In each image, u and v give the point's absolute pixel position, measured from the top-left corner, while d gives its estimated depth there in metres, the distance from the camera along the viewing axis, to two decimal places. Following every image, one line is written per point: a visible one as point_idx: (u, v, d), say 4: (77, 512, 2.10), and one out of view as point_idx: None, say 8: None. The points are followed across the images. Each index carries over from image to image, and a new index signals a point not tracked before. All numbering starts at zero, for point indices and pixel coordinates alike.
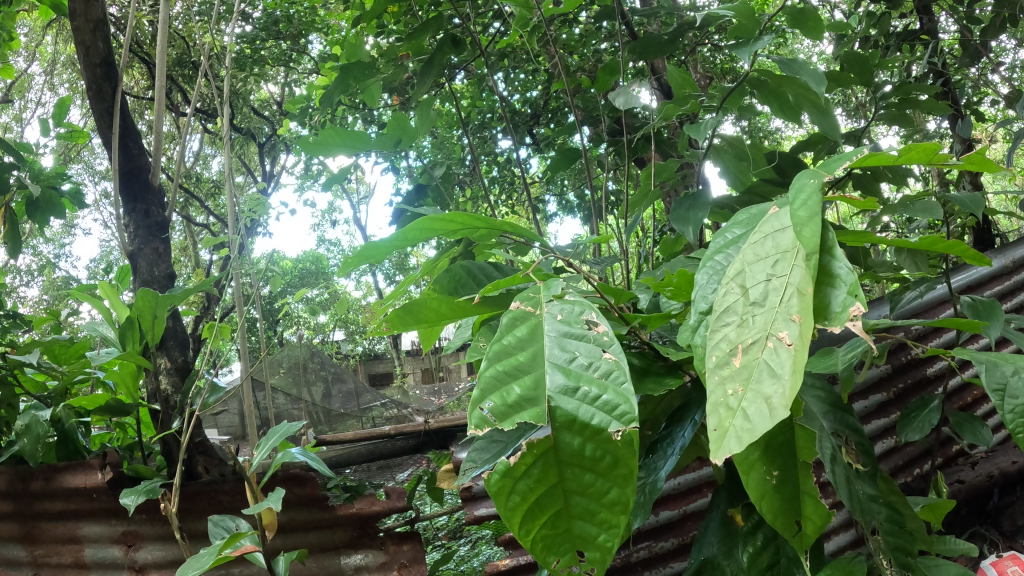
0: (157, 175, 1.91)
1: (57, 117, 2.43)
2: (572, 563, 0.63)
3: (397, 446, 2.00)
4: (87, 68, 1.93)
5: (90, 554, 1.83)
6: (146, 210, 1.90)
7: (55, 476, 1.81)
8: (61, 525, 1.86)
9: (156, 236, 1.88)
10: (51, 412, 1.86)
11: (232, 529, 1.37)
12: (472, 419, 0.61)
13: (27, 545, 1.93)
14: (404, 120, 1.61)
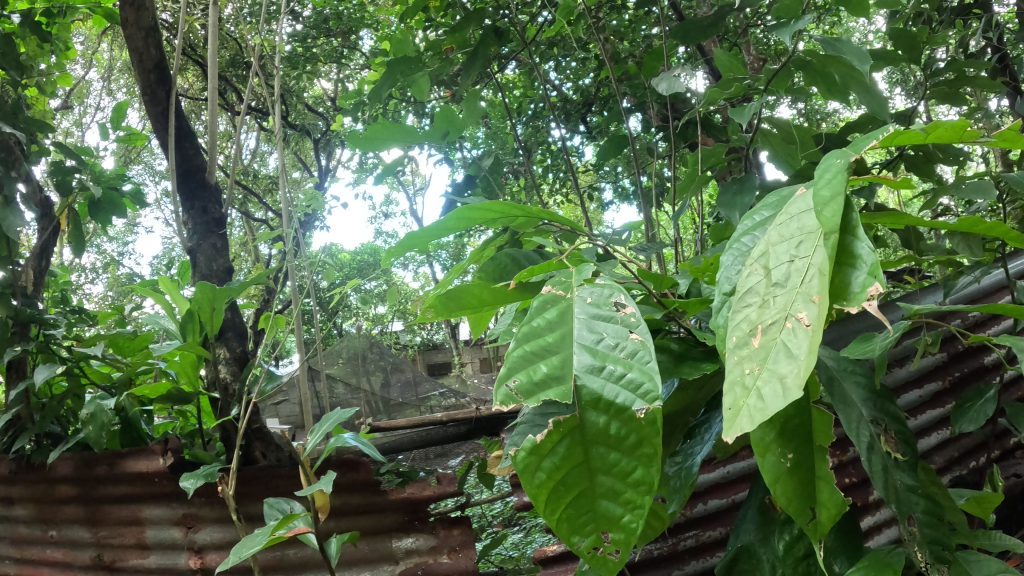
0: (212, 174, 1.97)
1: (114, 121, 2.53)
2: (596, 543, 0.64)
3: (447, 433, 1.98)
4: (141, 74, 2.01)
5: (151, 535, 1.91)
6: (204, 207, 1.96)
7: (119, 462, 1.90)
8: (124, 507, 1.95)
9: (213, 232, 1.94)
10: (115, 401, 1.95)
11: (286, 511, 1.42)
12: (499, 395, 0.62)
13: (90, 527, 2.03)
14: (451, 112, 1.63)
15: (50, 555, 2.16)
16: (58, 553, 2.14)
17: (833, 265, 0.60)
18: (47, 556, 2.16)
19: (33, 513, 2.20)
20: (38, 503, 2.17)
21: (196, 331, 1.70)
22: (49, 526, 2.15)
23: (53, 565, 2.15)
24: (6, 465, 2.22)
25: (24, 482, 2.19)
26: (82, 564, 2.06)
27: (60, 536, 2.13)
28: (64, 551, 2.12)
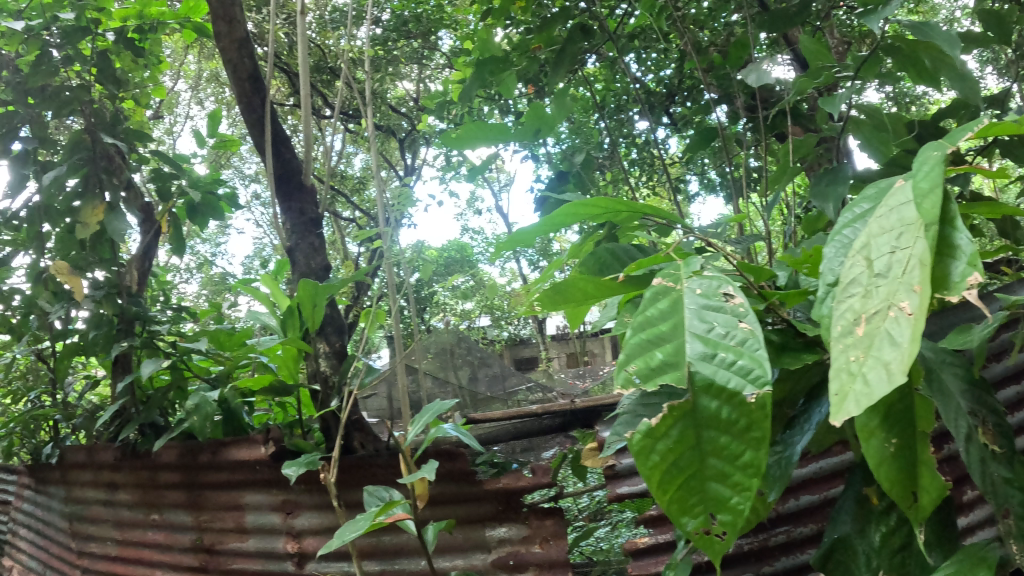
0: (308, 176, 2.05)
1: (209, 129, 2.66)
2: (704, 528, 0.65)
3: (541, 423, 1.99)
4: (237, 83, 2.11)
5: (251, 520, 2.01)
6: (301, 208, 2.04)
7: (223, 450, 2.00)
8: (225, 493, 2.06)
9: (311, 232, 2.02)
10: (218, 393, 2.05)
11: (385, 498, 1.48)
12: (619, 380, 0.67)
13: (192, 511, 2.15)
14: (541, 110, 1.67)
15: (152, 537, 2.29)
16: (160, 535, 2.26)
17: (934, 255, 0.64)
18: (148, 538, 2.29)
19: (137, 498, 2.35)
20: (142, 488, 2.32)
21: (297, 327, 1.78)
22: (152, 510, 2.29)
23: (154, 547, 2.28)
24: (113, 452, 2.38)
25: (129, 469, 2.34)
26: (182, 546, 2.18)
27: (161, 520, 2.26)
28: (164, 534, 2.25)
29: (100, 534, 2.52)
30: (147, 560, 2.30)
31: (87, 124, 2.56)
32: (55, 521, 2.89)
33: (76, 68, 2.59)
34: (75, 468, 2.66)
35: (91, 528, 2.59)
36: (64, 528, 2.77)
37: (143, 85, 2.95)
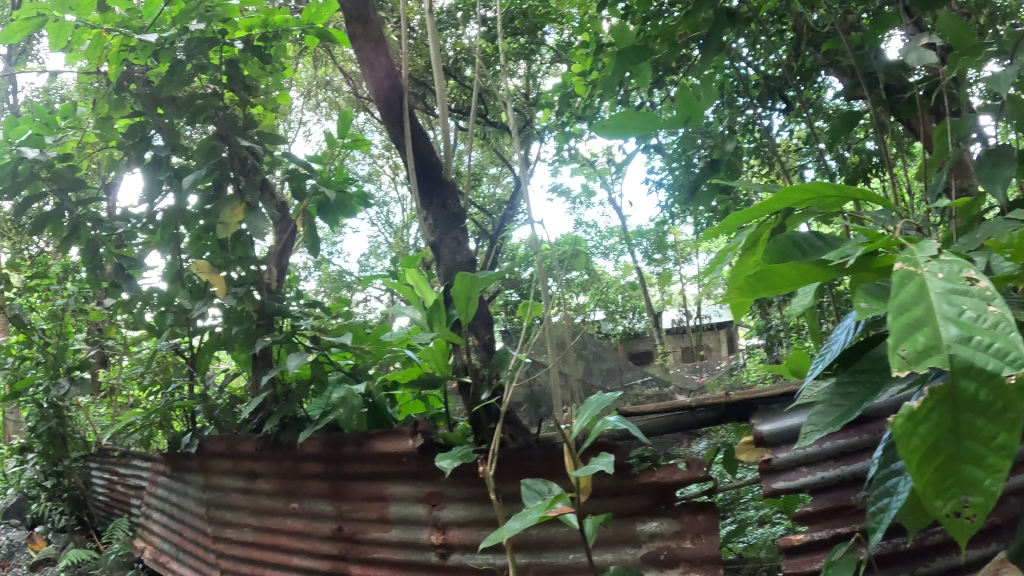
0: (449, 172, 2.09)
1: (341, 130, 2.74)
2: (958, 504, 0.74)
3: (696, 419, 1.91)
4: (374, 82, 2.15)
5: (394, 511, 2.05)
6: (443, 203, 2.08)
7: (367, 441, 2.06)
8: (369, 483, 2.12)
9: (454, 226, 2.06)
10: (364, 386, 2.11)
11: (543, 494, 1.56)
12: (894, 362, 0.73)
13: (334, 501, 2.21)
14: (693, 97, 1.68)
15: (290, 524, 2.36)
16: (299, 523, 2.33)
17: None
18: (287, 526, 2.36)
19: (277, 487, 2.44)
20: (283, 478, 2.41)
21: (444, 321, 1.81)
22: (293, 498, 2.37)
23: (292, 533, 2.35)
24: (255, 442, 2.49)
25: (272, 459, 2.43)
26: (321, 534, 2.24)
27: (301, 508, 2.33)
28: (303, 522, 2.32)
29: (237, 520, 2.62)
30: (285, 547, 2.37)
31: (222, 130, 2.67)
32: (190, 507, 3.01)
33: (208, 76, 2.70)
34: (215, 457, 2.77)
35: (228, 515, 2.69)
36: (200, 514, 2.89)
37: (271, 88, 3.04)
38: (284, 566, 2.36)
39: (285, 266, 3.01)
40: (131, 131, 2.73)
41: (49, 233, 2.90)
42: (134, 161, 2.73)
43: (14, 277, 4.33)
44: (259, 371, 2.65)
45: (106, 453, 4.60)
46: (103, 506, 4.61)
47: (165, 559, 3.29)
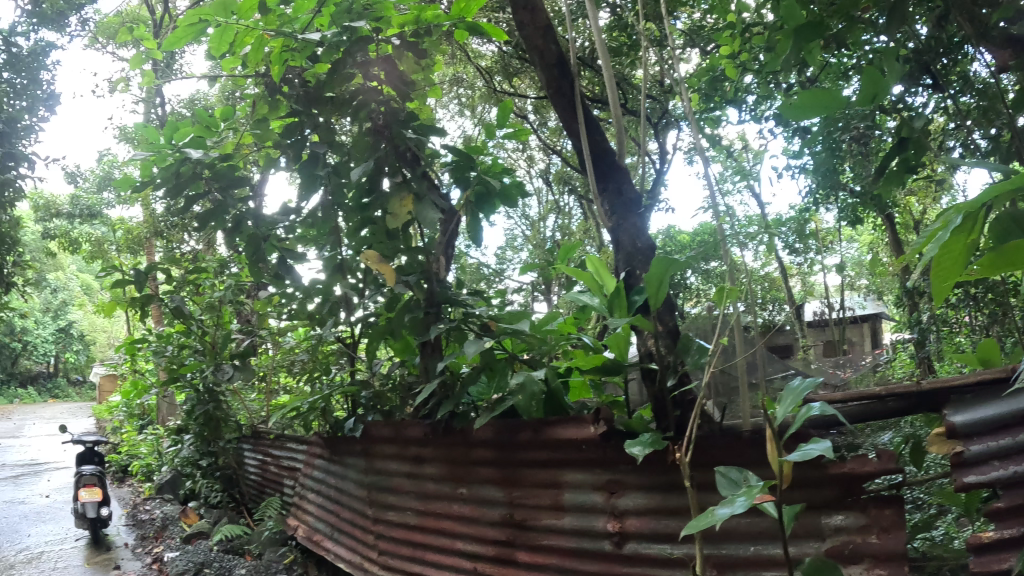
0: (622, 156, 2.16)
1: (499, 122, 2.79)
2: None
3: (886, 409, 1.77)
4: (545, 69, 2.29)
5: (570, 498, 2.09)
6: (619, 187, 2.14)
7: (545, 428, 2.12)
8: (544, 471, 2.17)
9: (632, 210, 2.10)
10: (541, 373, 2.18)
11: (740, 481, 1.55)
12: None
13: (505, 487, 2.29)
14: (880, 71, 1.68)
15: (457, 509, 2.45)
16: (466, 508, 2.42)
17: None
18: (454, 510, 2.46)
19: (445, 472, 2.54)
20: (451, 463, 2.51)
21: (624, 308, 1.85)
22: (461, 484, 2.46)
23: (458, 519, 2.44)
24: (425, 426, 2.61)
25: (442, 445, 2.54)
26: (490, 520, 2.32)
27: (470, 493, 2.42)
28: (471, 507, 2.40)
29: (399, 504, 2.73)
30: (450, 531, 2.46)
31: (383, 123, 2.80)
32: (350, 489, 3.17)
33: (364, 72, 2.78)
34: (380, 442, 2.92)
35: (390, 498, 2.81)
36: (359, 496, 3.04)
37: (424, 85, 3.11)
38: (448, 550, 2.45)
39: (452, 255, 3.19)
40: (288, 132, 2.89)
41: (211, 228, 3.07)
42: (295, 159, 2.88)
43: (177, 270, 4.70)
44: (426, 357, 2.78)
45: (259, 436, 4.91)
46: (256, 485, 4.91)
47: (318, 537, 3.46)
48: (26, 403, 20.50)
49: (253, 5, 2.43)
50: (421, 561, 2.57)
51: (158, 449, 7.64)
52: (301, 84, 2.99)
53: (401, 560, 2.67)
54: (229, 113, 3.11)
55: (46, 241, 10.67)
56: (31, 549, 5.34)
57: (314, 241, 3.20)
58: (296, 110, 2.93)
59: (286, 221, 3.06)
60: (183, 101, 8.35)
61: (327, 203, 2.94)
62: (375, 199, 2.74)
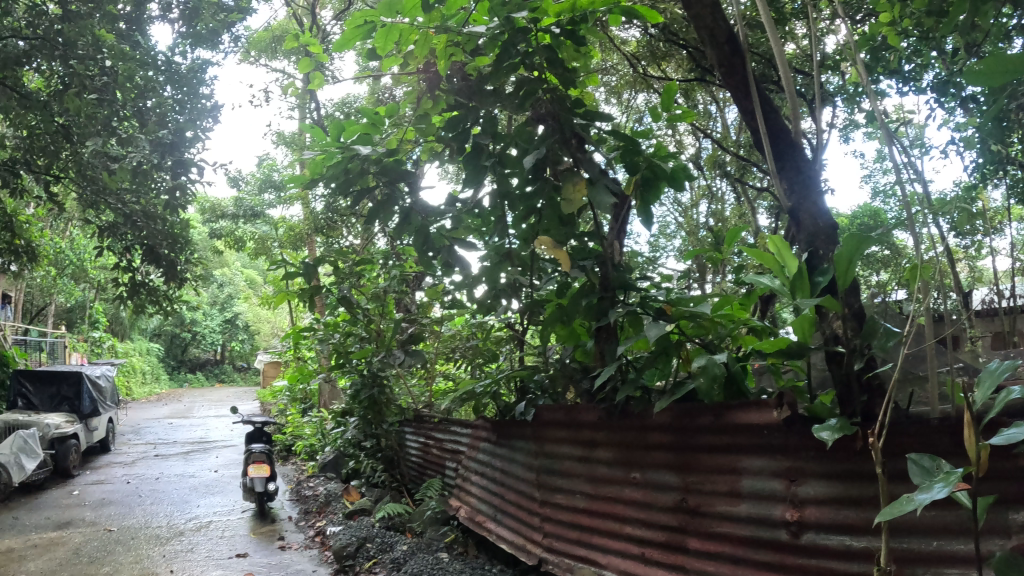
0: (798, 139, 2.50)
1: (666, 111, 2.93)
2: None
3: None
4: (722, 58, 2.67)
5: (747, 485, 2.18)
6: (797, 168, 2.50)
7: (726, 412, 2.23)
8: (722, 457, 2.28)
9: (812, 187, 2.47)
10: (724, 357, 2.24)
11: (933, 469, 1.57)
12: None
13: (680, 473, 2.44)
14: None
15: (629, 493, 2.66)
16: (639, 492, 2.61)
17: None
18: (626, 493, 2.67)
19: (618, 457, 2.75)
20: (625, 448, 2.71)
21: (806, 291, 2.00)
22: (634, 469, 2.65)
23: (630, 503, 2.64)
24: (600, 412, 2.83)
25: (618, 429, 2.74)
26: (662, 505, 2.49)
27: (643, 478, 2.60)
28: (644, 492, 2.59)
29: (570, 487, 3.00)
30: (620, 513, 2.68)
31: (549, 111, 2.91)
32: (518, 471, 3.49)
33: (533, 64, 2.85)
34: (552, 426, 3.15)
35: (561, 481, 3.08)
36: (529, 479, 3.35)
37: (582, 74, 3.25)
38: (617, 532, 2.68)
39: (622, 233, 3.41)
40: (451, 125, 3.01)
41: (379, 221, 3.22)
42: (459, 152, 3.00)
43: (344, 263, 5.10)
44: (602, 342, 2.98)
45: (421, 420, 5.36)
46: (416, 466, 5.37)
47: (482, 518, 3.79)
48: (196, 387, 22.60)
49: (415, 5, 2.59)
50: (588, 544, 2.84)
51: (321, 431, 8.30)
52: (461, 79, 3.09)
53: (568, 543, 2.97)
54: (393, 110, 3.37)
55: (216, 238, 11.77)
56: (200, 519, 5.89)
57: (478, 232, 3.37)
58: (458, 103, 3.05)
59: (453, 210, 3.17)
60: (336, 105, 8.95)
61: (494, 193, 3.03)
62: (541, 189, 2.95)
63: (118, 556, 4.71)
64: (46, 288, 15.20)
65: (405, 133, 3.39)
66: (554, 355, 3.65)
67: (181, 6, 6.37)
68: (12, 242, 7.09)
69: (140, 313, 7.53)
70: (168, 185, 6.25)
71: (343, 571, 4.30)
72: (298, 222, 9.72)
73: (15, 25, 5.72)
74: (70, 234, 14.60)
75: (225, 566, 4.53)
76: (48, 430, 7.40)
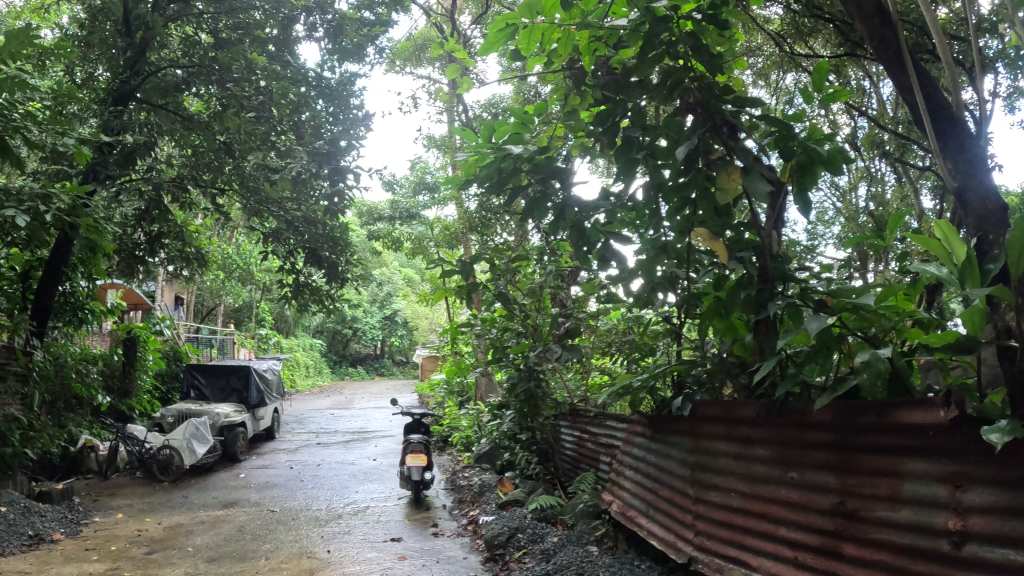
0: (961, 111, 2.26)
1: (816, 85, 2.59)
2: None
3: None
4: (867, 23, 2.42)
5: (909, 489, 1.86)
6: (961, 144, 2.27)
7: (890, 411, 1.90)
8: (885, 458, 1.94)
9: (979, 164, 2.24)
10: (890, 351, 1.92)
11: None
12: None
13: (839, 474, 2.12)
14: None
15: (784, 495, 2.36)
16: (794, 494, 2.31)
17: None
18: (781, 495, 2.37)
19: (776, 456, 2.45)
20: (784, 446, 2.41)
21: (974, 279, 1.85)
22: (791, 468, 2.35)
23: (786, 504, 2.34)
24: (758, 406, 2.53)
25: (775, 425, 2.46)
26: (819, 508, 2.18)
27: (800, 479, 2.30)
28: (801, 493, 2.28)
29: (724, 485, 2.73)
30: (773, 516, 2.39)
31: (699, 99, 2.61)
32: (671, 467, 3.22)
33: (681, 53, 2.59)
34: (709, 422, 2.91)
35: (715, 479, 2.81)
36: (681, 475, 3.09)
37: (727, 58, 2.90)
38: (769, 535, 2.40)
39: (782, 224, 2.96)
40: (598, 121, 2.83)
41: (533, 220, 2.99)
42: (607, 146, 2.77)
43: (500, 259, 5.03)
44: (760, 338, 2.62)
45: (577, 414, 5.32)
46: (570, 459, 5.36)
47: (631, 514, 3.57)
48: (366, 380, 24.10)
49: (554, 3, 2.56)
50: (739, 545, 2.55)
51: (477, 424, 8.54)
52: (606, 74, 2.95)
53: (717, 543, 2.69)
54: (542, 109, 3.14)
55: (374, 240, 12.46)
56: (358, 504, 6.26)
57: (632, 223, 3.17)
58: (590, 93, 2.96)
59: (607, 205, 2.93)
60: (482, 106, 9.15)
61: (648, 185, 2.76)
62: (694, 179, 2.58)
63: (281, 535, 5.12)
64: (215, 291, 16.58)
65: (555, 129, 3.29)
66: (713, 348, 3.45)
67: (325, 24, 6.82)
68: (185, 250, 8.00)
69: (304, 311, 8.08)
70: (326, 192, 6.58)
71: (493, 559, 4.39)
72: (452, 221, 10.06)
73: (173, 55, 6.75)
74: (242, 242, 16.05)
75: (380, 548, 4.78)
76: (217, 418, 8.28)
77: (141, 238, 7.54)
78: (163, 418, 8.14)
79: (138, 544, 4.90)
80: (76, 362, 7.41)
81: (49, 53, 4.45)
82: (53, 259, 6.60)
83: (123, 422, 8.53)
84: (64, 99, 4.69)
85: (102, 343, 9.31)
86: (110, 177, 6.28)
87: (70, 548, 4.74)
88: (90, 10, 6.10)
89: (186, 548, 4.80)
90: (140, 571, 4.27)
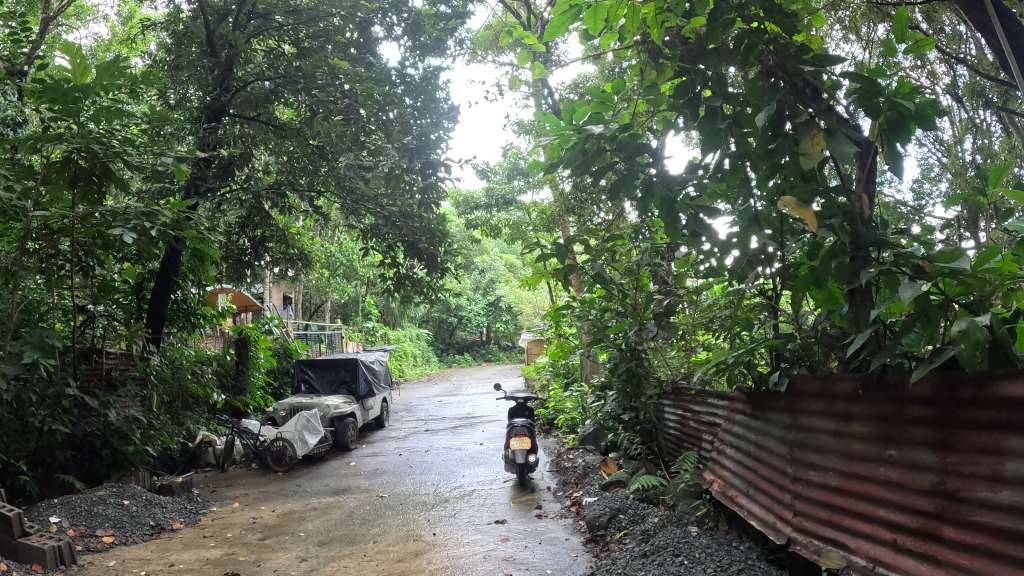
0: None
1: (898, 35, 2.41)
2: None
3: None
4: None
5: (1011, 469, 1.72)
6: None
7: (989, 384, 1.77)
8: (987, 434, 1.80)
9: None
10: (988, 319, 1.78)
11: None
12: None
13: (939, 451, 1.98)
14: None
15: (883, 473, 2.24)
16: (894, 473, 2.18)
17: None
18: (881, 474, 2.25)
19: (874, 433, 2.32)
20: (882, 422, 2.27)
21: None
22: (890, 445, 2.21)
23: (885, 483, 2.23)
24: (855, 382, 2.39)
25: (872, 401, 2.32)
26: (919, 488, 2.06)
27: (899, 457, 2.16)
28: (900, 472, 2.15)
29: (822, 464, 2.62)
30: (874, 497, 2.28)
31: (777, 63, 2.41)
32: (771, 445, 3.10)
33: (761, 15, 2.39)
34: (806, 398, 2.78)
35: (814, 456, 2.70)
36: (781, 453, 2.97)
37: (806, 17, 2.62)
38: (870, 517, 2.29)
39: (875, 193, 2.70)
40: (678, 93, 2.55)
41: (623, 198, 2.85)
42: (691, 119, 2.54)
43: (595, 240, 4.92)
44: (854, 308, 2.42)
45: (679, 392, 5.18)
46: (673, 439, 5.27)
47: (733, 493, 3.48)
48: (475, 366, 24.68)
49: None
50: (839, 526, 2.45)
51: (582, 406, 8.57)
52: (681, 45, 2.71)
53: (818, 523, 2.59)
54: (620, 86, 2.96)
55: (473, 228, 12.61)
56: (465, 488, 6.43)
57: (724, 195, 2.95)
58: (655, 65, 2.85)
59: (695, 179, 2.75)
60: (567, 87, 9.10)
61: (733, 155, 2.61)
62: (781, 144, 2.41)
63: (388, 520, 5.36)
64: (321, 288, 17.31)
65: (636, 106, 3.13)
66: (810, 319, 3.27)
67: (403, 22, 6.96)
68: (288, 251, 8.45)
69: (408, 302, 8.24)
70: (421, 186, 6.82)
71: (595, 540, 4.43)
72: (549, 204, 10.07)
73: (258, 69, 7.08)
74: (343, 240, 16.69)
75: (484, 531, 4.90)
76: (327, 409, 8.71)
77: (246, 244, 8.05)
78: (277, 412, 8.65)
79: (253, 531, 5.24)
80: (192, 363, 7.96)
81: (140, 81, 4.82)
82: (164, 269, 7.19)
83: (238, 417, 9.28)
84: (159, 123, 5.07)
85: (219, 344, 9.91)
86: (210, 190, 6.70)
87: (189, 536, 5.15)
88: (176, 35, 6.77)
89: (297, 534, 5.10)
90: (254, 556, 4.57)
